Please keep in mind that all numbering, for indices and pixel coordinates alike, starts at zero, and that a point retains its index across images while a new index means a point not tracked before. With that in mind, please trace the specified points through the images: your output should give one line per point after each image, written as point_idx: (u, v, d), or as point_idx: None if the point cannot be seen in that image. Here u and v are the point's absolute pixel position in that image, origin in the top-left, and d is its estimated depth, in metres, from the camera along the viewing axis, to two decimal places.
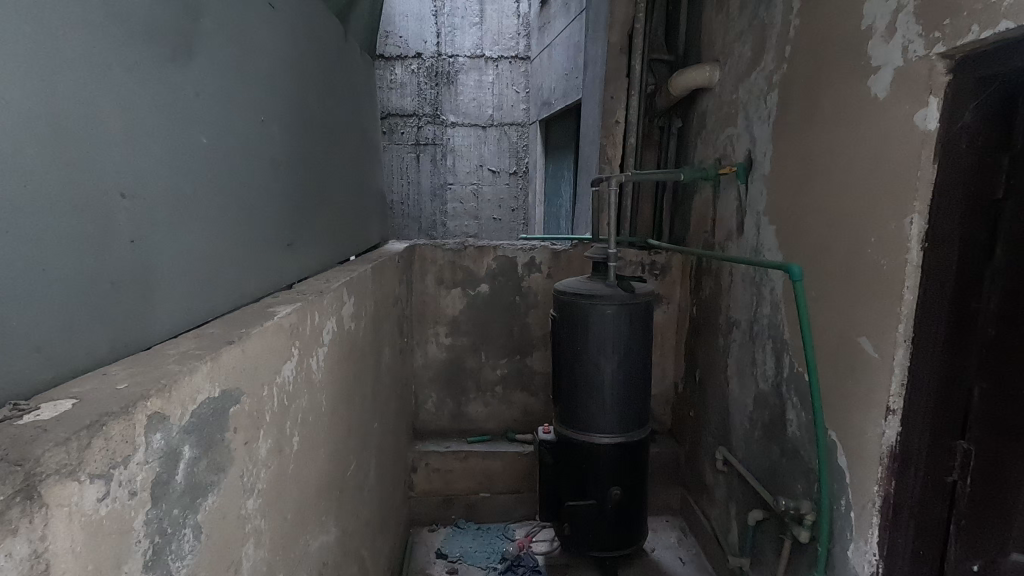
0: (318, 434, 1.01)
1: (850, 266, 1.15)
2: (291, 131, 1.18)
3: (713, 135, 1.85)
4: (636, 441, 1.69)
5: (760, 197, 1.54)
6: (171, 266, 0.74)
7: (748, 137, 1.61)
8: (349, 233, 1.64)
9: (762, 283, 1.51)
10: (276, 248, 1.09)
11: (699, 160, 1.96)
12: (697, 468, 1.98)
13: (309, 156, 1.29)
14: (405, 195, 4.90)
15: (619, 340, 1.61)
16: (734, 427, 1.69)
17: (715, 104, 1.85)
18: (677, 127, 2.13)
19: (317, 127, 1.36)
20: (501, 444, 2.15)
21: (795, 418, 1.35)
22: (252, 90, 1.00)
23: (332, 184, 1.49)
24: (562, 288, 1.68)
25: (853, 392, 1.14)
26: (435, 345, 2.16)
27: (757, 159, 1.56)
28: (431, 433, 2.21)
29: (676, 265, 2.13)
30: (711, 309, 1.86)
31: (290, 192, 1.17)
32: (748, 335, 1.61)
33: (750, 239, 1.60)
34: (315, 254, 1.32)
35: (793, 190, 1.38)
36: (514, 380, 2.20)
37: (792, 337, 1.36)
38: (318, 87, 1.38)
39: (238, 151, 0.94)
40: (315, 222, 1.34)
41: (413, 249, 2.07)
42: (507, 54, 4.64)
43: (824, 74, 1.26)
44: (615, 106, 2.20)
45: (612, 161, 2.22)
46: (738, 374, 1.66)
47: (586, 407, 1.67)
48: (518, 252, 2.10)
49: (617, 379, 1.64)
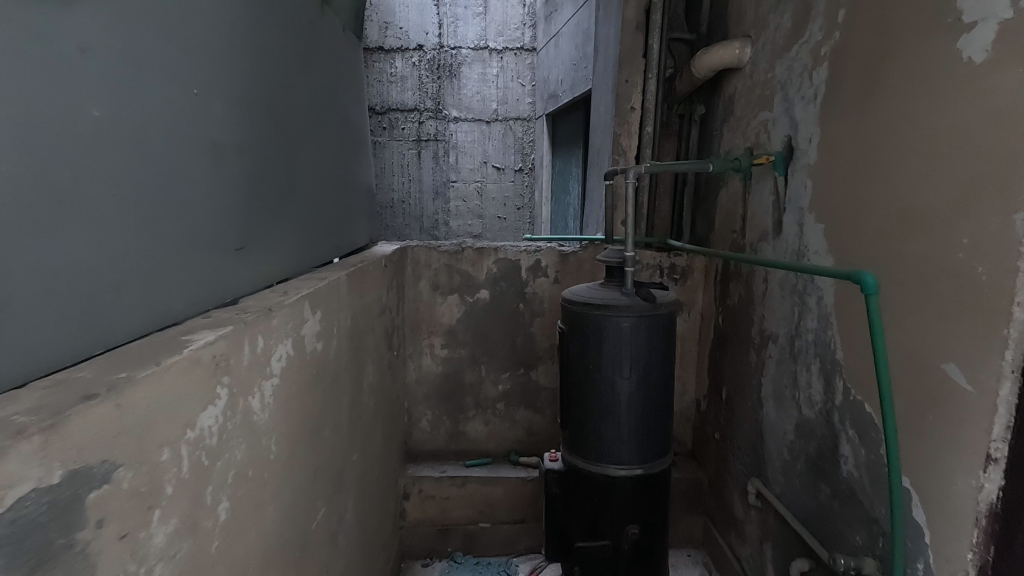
0: (264, 489, 0.80)
1: (931, 273, 0.93)
2: (244, 113, 0.97)
3: (744, 121, 1.62)
4: (656, 473, 1.47)
5: (803, 190, 1.32)
6: (25, 282, 0.52)
7: (788, 122, 1.39)
8: (328, 234, 1.43)
9: (806, 293, 1.29)
10: (218, 255, 0.87)
11: (726, 150, 1.73)
12: (723, 498, 1.75)
13: (272, 146, 1.08)
14: (406, 193, 4.69)
15: (637, 355, 1.39)
16: (769, 456, 1.47)
17: (745, 86, 1.62)
18: (700, 114, 1.91)
19: (284, 113, 1.15)
20: (503, 466, 1.94)
21: (851, 455, 1.14)
22: (182, 57, 0.78)
23: (306, 182, 1.28)
24: (570, 297, 1.46)
25: (934, 431, 0.92)
26: (430, 358, 1.95)
27: (800, 147, 1.34)
28: (426, 455, 2.00)
29: (699, 268, 1.90)
30: (741, 319, 1.64)
31: (243, 186, 0.96)
32: (787, 352, 1.38)
33: (791, 240, 1.37)
34: (278, 260, 1.10)
35: (849, 181, 1.15)
36: (518, 397, 1.98)
37: (849, 358, 1.14)
38: (287, 66, 1.17)
39: (157, 131, 0.72)
40: (280, 220, 1.12)
41: (404, 251, 1.86)
42: (512, 45, 4.41)
43: (891, 38, 1.03)
44: (630, 91, 1.97)
45: (627, 153, 2.01)
46: (774, 396, 1.44)
47: (599, 433, 1.45)
48: (522, 254, 1.88)
49: (635, 403, 1.42)
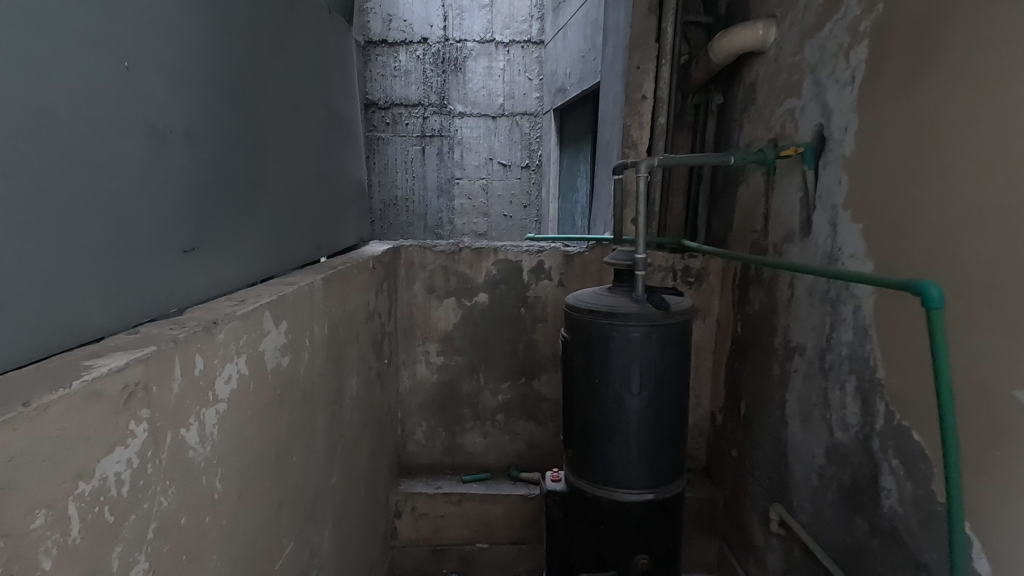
0: (205, 538, 0.67)
1: (1002, 282, 0.78)
2: (197, 96, 0.84)
3: (766, 110, 1.48)
4: (668, 498, 1.33)
5: (837, 186, 1.17)
6: None
7: (819, 109, 1.24)
8: (309, 234, 1.30)
9: (840, 301, 1.15)
10: (157, 259, 0.75)
11: (747, 141, 1.58)
12: (740, 522, 1.61)
13: (236, 135, 0.96)
14: (409, 190, 4.54)
15: (648, 369, 1.25)
16: (793, 481, 1.32)
17: (768, 72, 1.47)
18: (718, 104, 1.76)
19: (253, 98, 1.02)
20: (502, 483, 1.81)
21: (894, 488, 0.99)
22: (108, 23, 0.66)
23: (280, 176, 1.15)
24: (574, 303, 1.33)
25: (1004, 469, 0.78)
26: (425, 365, 1.82)
27: (833, 137, 1.19)
28: (420, 469, 1.87)
29: (715, 271, 1.76)
30: (762, 327, 1.49)
31: (194, 179, 0.83)
32: (817, 367, 1.24)
33: (822, 242, 1.22)
34: (241, 263, 0.98)
35: (894, 176, 1.01)
36: (518, 408, 1.85)
37: (894, 376, 0.99)
38: (257, 46, 1.04)
39: (69, 112, 0.59)
40: (245, 217, 0.99)
41: (397, 252, 1.73)
42: (519, 38, 4.28)
43: (949, 7, 0.89)
44: (641, 78, 1.79)
45: (637, 146, 1.82)
46: (801, 415, 1.29)
47: (605, 454, 1.32)
48: (523, 255, 1.74)
49: (644, 422, 1.28)
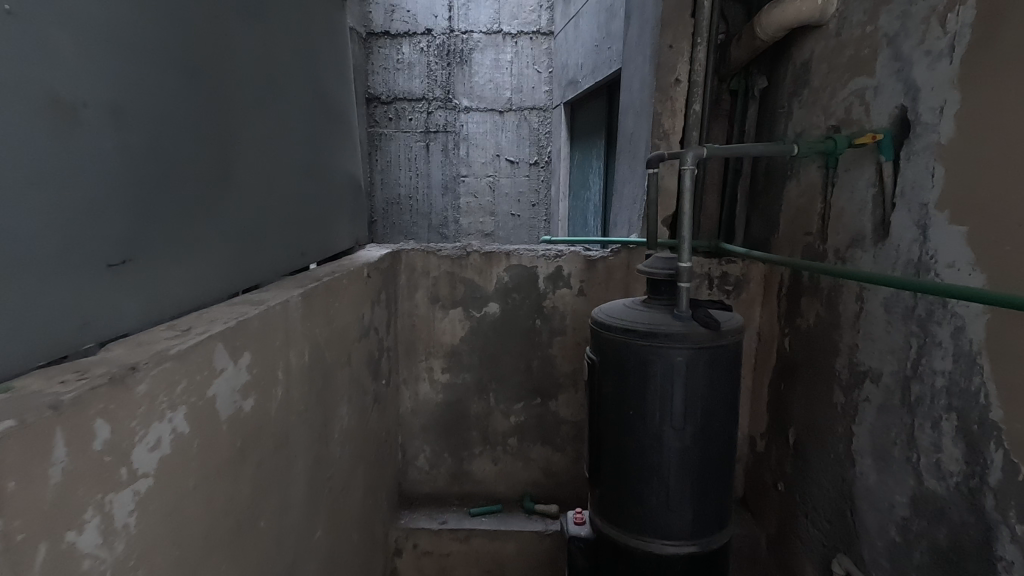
0: None
1: None
2: (127, 62, 0.64)
3: (825, 93, 1.27)
4: (714, 550, 1.13)
5: (927, 180, 0.96)
6: None
7: (901, 88, 1.03)
8: (290, 239, 1.10)
9: (934, 321, 0.94)
10: (62, 280, 0.55)
11: (798, 130, 1.38)
12: (789, 567, 1.41)
13: (188, 116, 0.76)
14: (412, 188, 4.34)
15: (694, 399, 1.05)
16: (864, 530, 1.12)
17: (827, 48, 1.26)
18: (761, 88, 1.55)
19: (214, 72, 0.82)
20: (515, 516, 1.61)
21: (1018, 561, 0.79)
22: None
23: (252, 170, 0.95)
24: (603, 320, 1.12)
25: None
26: (428, 384, 1.62)
27: (923, 121, 0.98)
28: (424, 498, 1.68)
29: (757, 277, 1.56)
30: (818, 346, 1.29)
31: (122, 171, 0.63)
32: (897, 398, 1.03)
33: (905, 248, 1.01)
34: (196, 279, 0.78)
35: (1016, 167, 0.80)
36: (533, 431, 1.65)
37: (1020, 421, 0.78)
38: (219, 7, 0.84)
39: None
40: (202, 220, 0.79)
41: (397, 256, 1.53)
42: (528, 28, 4.07)
43: None
44: (674, 59, 1.58)
45: (669, 136, 1.61)
46: (875, 454, 1.09)
47: (640, 498, 1.12)
48: (540, 260, 1.54)
49: (689, 462, 1.08)
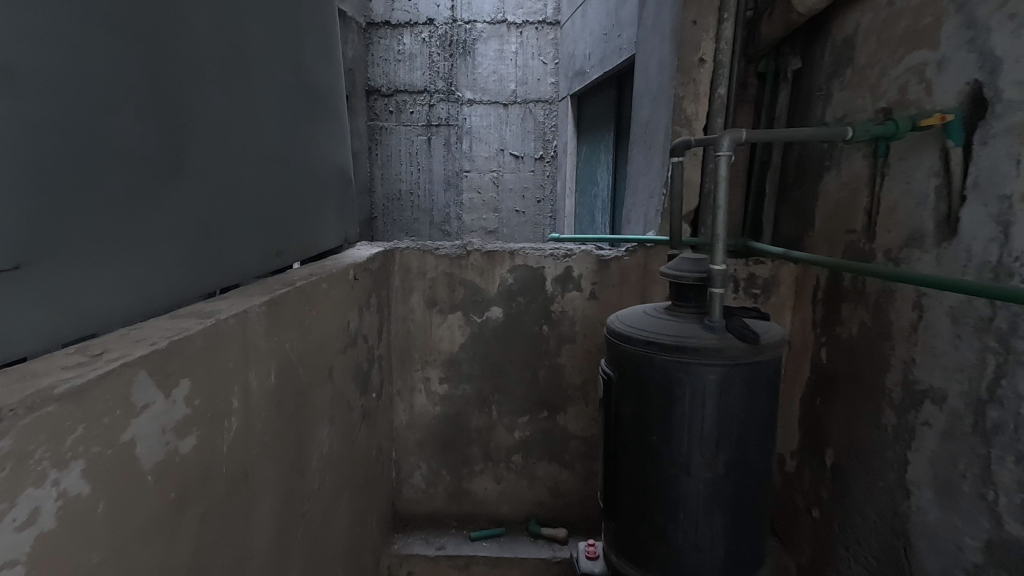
0: None
1: None
2: (20, 12, 0.49)
3: (874, 71, 1.11)
4: None
5: (1010, 167, 0.81)
6: None
7: (975, 60, 0.88)
8: (261, 237, 0.96)
9: (1018, 336, 0.79)
10: None
11: (839, 115, 1.22)
12: None
13: (118, 87, 0.61)
14: (414, 184, 4.18)
15: (728, 425, 0.91)
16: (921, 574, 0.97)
17: (877, 19, 1.11)
18: (795, 69, 1.39)
19: (155, 35, 0.68)
20: (520, 542, 1.48)
21: None
22: None
23: (211, 156, 0.81)
24: (621, 330, 0.98)
25: None
26: (425, 396, 1.48)
27: (1004, 98, 0.82)
28: (421, 520, 1.54)
29: (788, 280, 1.41)
30: (862, 359, 1.14)
31: (11, 153, 0.48)
32: (968, 425, 0.88)
33: (979, 249, 0.86)
34: (129, 287, 0.63)
35: None
36: (539, 447, 1.51)
37: None
38: None
39: None
40: (139, 216, 0.65)
41: (390, 256, 1.38)
42: (533, 18, 3.92)
43: None
44: (698, 37, 1.42)
45: (692, 123, 1.46)
46: (936, 487, 0.94)
47: (663, 535, 0.97)
48: (548, 260, 1.39)
49: (720, 495, 0.93)
